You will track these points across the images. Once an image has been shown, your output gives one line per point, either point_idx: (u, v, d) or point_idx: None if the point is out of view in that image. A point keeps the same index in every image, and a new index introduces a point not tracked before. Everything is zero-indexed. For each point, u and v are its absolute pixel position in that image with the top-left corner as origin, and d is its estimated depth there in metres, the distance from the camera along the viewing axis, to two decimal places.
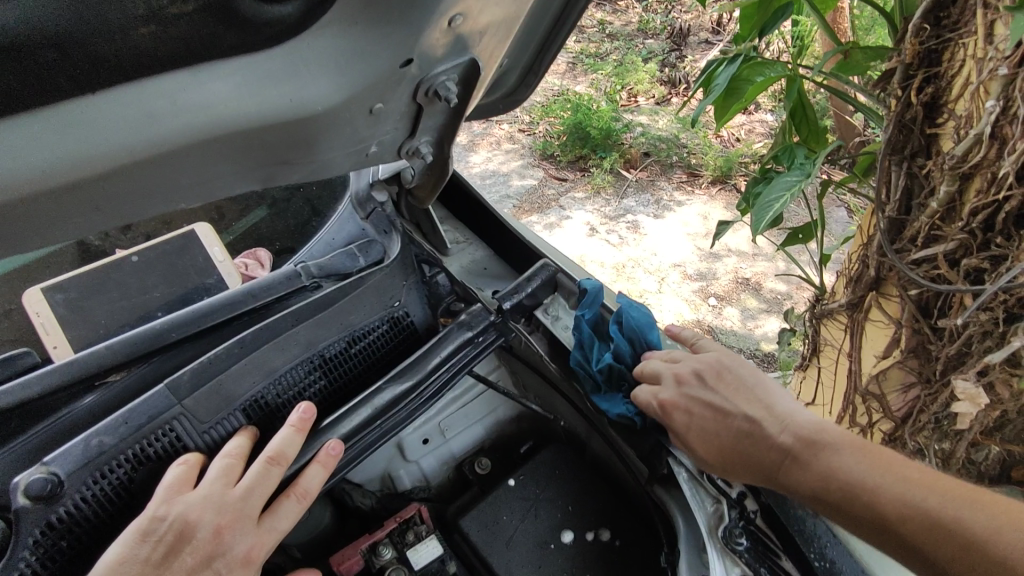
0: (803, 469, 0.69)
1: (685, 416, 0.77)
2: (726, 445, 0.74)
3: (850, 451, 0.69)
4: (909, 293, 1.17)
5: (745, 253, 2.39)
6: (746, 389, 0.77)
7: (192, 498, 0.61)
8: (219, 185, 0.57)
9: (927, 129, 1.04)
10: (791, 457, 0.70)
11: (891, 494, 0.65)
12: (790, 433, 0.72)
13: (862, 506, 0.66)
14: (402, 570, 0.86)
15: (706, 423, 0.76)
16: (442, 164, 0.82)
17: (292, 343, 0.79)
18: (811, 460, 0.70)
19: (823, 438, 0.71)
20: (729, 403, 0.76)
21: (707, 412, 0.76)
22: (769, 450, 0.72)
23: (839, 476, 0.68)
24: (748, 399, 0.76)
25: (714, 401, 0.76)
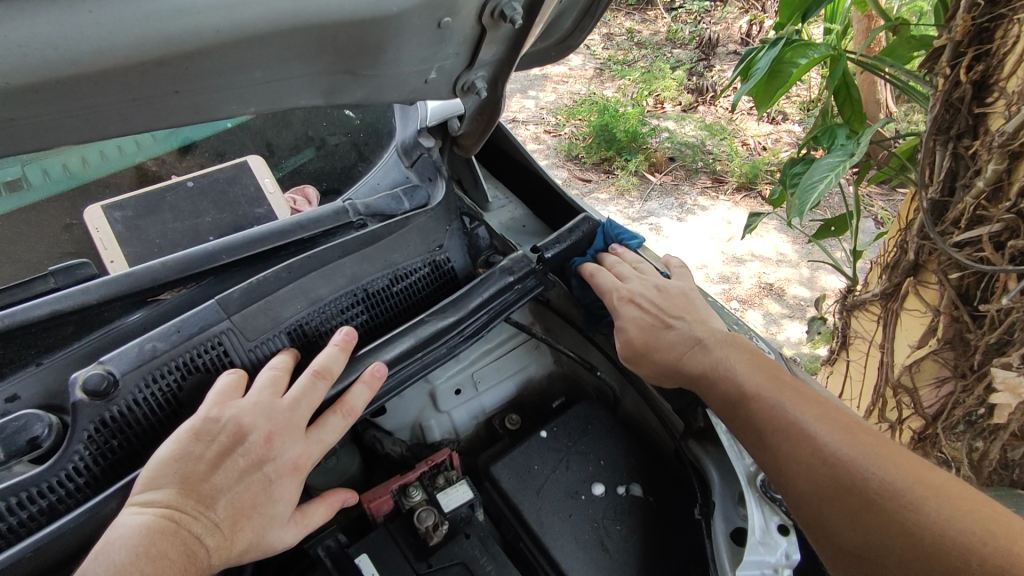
0: (704, 356, 0.78)
1: (627, 304, 0.86)
2: (651, 338, 0.82)
3: (772, 376, 0.73)
4: (950, 279, 1.13)
5: (769, 258, 2.36)
6: (692, 307, 0.85)
7: (243, 404, 0.63)
8: (287, 89, 0.59)
9: (975, 108, 1.01)
10: (698, 346, 0.79)
11: (785, 412, 0.69)
12: (705, 333, 0.80)
13: (764, 416, 0.70)
14: (432, 510, 0.83)
15: (644, 314, 0.84)
16: (493, 108, 0.83)
17: (338, 274, 0.80)
18: (718, 359, 0.77)
19: (733, 343, 0.78)
20: (671, 307, 0.84)
21: (647, 305, 0.85)
22: (684, 341, 0.80)
23: (720, 365, 0.76)
24: (689, 310, 0.85)
25: (656, 302, 0.85)
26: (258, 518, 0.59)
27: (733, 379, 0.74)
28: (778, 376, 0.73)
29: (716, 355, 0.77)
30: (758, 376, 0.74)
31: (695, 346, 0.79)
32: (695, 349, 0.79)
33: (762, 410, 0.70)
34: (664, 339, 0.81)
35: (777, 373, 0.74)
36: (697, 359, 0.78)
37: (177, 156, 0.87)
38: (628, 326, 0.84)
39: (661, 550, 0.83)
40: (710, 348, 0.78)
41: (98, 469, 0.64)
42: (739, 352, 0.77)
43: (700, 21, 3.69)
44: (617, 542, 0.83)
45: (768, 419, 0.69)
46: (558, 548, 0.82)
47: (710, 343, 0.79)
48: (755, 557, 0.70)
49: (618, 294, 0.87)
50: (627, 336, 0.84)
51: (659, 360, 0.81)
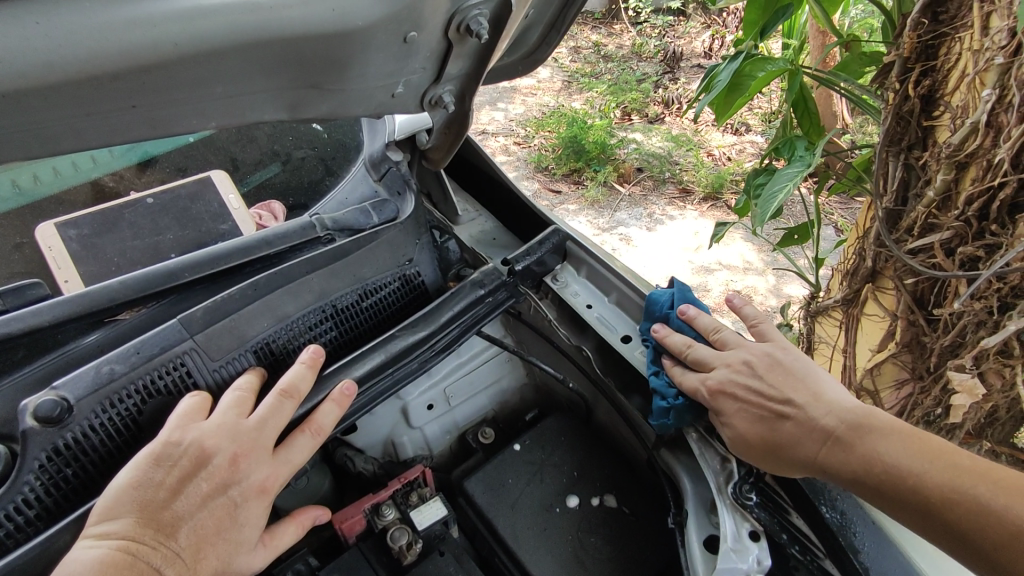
0: (840, 450, 0.66)
1: (723, 396, 0.74)
2: (776, 434, 0.70)
3: (935, 463, 0.62)
4: (905, 284, 1.16)
5: (736, 266, 2.40)
6: (791, 376, 0.72)
7: (207, 426, 0.61)
8: (250, 105, 0.59)
9: (924, 121, 1.06)
10: (830, 439, 0.67)
11: (908, 467, 0.63)
12: (831, 413, 0.68)
13: (950, 510, 0.60)
14: (406, 529, 0.82)
15: (749, 407, 0.72)
16: (460, 122, 0.82)
17: (305, 291, 0.78)
18: (869, 452, 0.65)
19: (876, 427, 0.66)
20: (774, 387, 0.72)
21: (747, 395, 0.73)
22: (808, 433, 0.68)
23: (823, 427, 0.67)
24: (796, 389, 0.71)
25: (755, 385, 0.73)
26: (222, 545, 0.57)
27: (900, 479, 0.63)
28: (931, 454, 0.63)
29: (863, 448, 0.65)
30: (917, 463, 0.63)
31: (832, 439, 0.67)
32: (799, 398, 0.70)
33: (889, 470, 0.63)
34: (801, 437, 0.68)
35: (929, 445, 0.64)
36: (842, 459, 0.66)
37: (137, 171, 0.85)
38: (735, 421, 0.72)
39: (637, 561, 0.82)
40: (850, 442, 0.66)
41: (51, 500, 0.62)
42: (892, 437, 0.65)
43: (664, 35, 3.77)
44: (592, 555, 0.82)
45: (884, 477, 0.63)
46: (533, 563, 0.81)
47: (843, 433, 0.66)
48: (727, 565, 0.69)
49: (708, 387, 0.76)
50: (734, 429, 0.72)
51: (794, 464, 0.69)
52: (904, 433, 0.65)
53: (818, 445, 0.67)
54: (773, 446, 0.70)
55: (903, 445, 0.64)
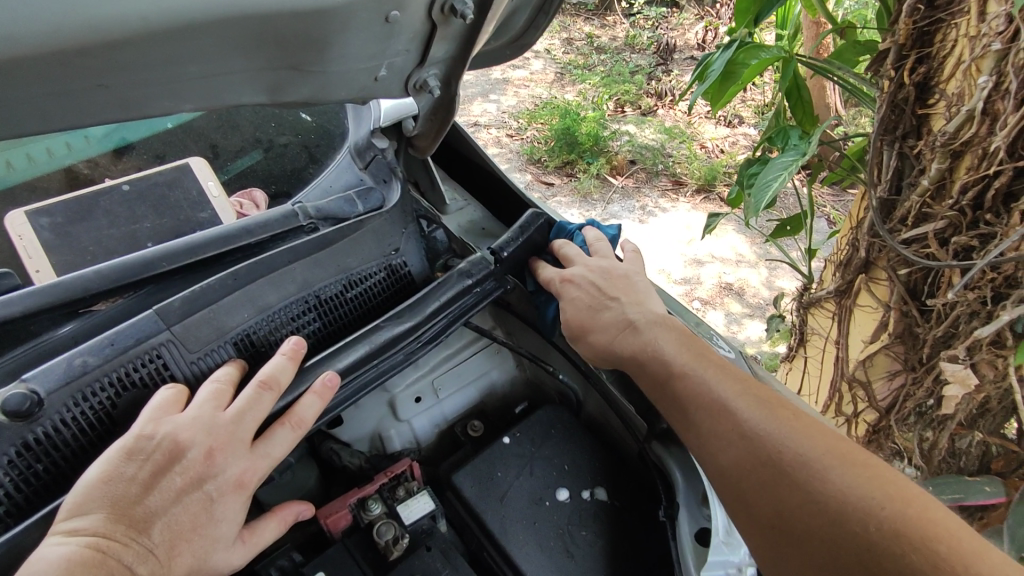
0: (634, 337, 0.78)
1: (568, 285, 0.85)
2: (589, 318, 0.82)
3: (697, 356, 0.74)
4: (898, 275, 1.14)
5: (729, 258, 2.39)
6: (631, 288, 0.84)
7: (182, 419, 0.59)
8: (227, 86, 0.56)
9: (919, 109, 1.03)
10: (631, 328, 0.79)
11: (710, 386, 0.70)
12: (643, 315, 0.80)
13: (690, 388, 0.71)
14: (392, 524, 0.80)
15: (583, 294, 0.83)
16: (447, 107, 0.80)
17: (287, 281, 0.76)
18: (648, 339, 0.77)
19: (702, 362, 0.73)
20: (612, 287, 0.83)
21: (588, 287, 0.84)
22: (617, 324, 0.80)
23: (651, 348, 0.76)
24: (630, 292, 0.83)
25: (599, 282, 0.84)
26: (198, 541, 0.56)
27: (664, 361, 0.74)
28: (695, 352, 0.75)
29: (646, 336, 0.77)
30: (682, 353, 0.74)
31: (628, 327, 0.79)
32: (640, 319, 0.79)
33: (692, 384, 0.71)
34: (602, 321, 0.81)
35: (699, 350, 0.75)
36: (630, 342, 0.78)
37: (113, 158, 0.82)
38: (567, 308, 0.84)
39: (628, 554, 0.81)
40: (640, 329, 0.78)
41: (21, 496, 0.60)
42: (673, 334, 0.77)
43: (658, 26, 3.75)
44: (583, 547, 0.81)
45: (692, 395, 0.70)
46: (522, 558, 0.80)
47: (641, 325, 0.78)
48: (719, 558, 0.70)
49: (561, 276, 0.87)
50: (562, 313, 0.84)
51: (593, 344, 0.81)
52: (725, 366, 0.73)
53: (616, 330, 0.79)
54: (584, 327, 0.82)
55: (717, 376, 0.71)
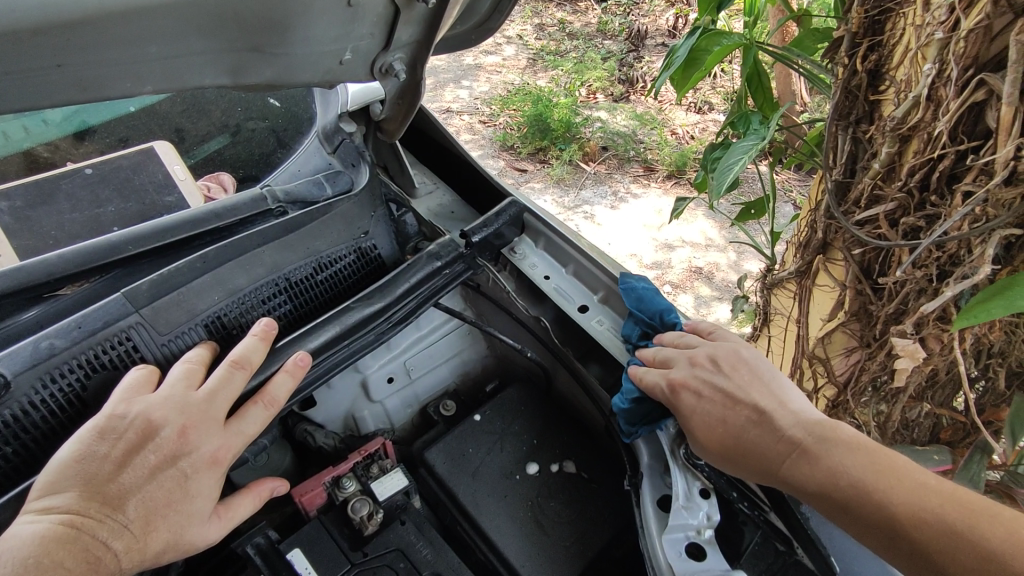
0: (811, 464, 0.63)
1: (683, 393, 0.72)
2: (743, 439, 0.67)
3: (903, 481, 0.59)
4: (853, 254, 1.14)
5: (698, 243, 2.44)
6: (758, 380, 0.71)
7: (153, 398, 0.60)
8: (189, 69, 0.57)
9: (871, 95, 1.01)
10: (798, 450, 0.64)
11: (949, 526, 0.56)
12: (800, 427, 0.65)
13: (920, 531, 0.56)
14: (366, 500, 0.82)
15: (710, 406, 0.70)
16: (413, 91, 0.82)
17: (257, 264, 0.77)
18: (831, 464, 0.62)
19: (912, 487, 0.59)
20: (738, 387, 0.70)
21: (709, 391, 0.71)
22: (779, 444, 0.65)
23: (839, 475, 0.61)
24: (760, 390, 0.70)
25: (719, 384, 0.71)
26: (173, 517, 0.57)
27: (867, 496, 0.60)
28: (893, 476, 0.60)
29: (829, 460, 0.62)
30: (883, 482, 0.60)
31: (798, 450, 0.64)
32: (803, 434, 0.65)
33: (920, 527, 0.57)
34: (768, 444, 0.66)
35: (898, 472, 0.60)
36: (806, 471, 0.63)
37: (73, 142, 0.81)
38: (694, 425, 0.70)
39: (595, 523, 0.84)
40: (817, 454, 0.63)
41: None
42: (860, 452, 0.62)
43: (630, 12, 3.76)
44: (551, 518, 0.84)
45: (929, 544, 0.56)
46: (492, 529, 0.83)
47: (809, 445, 0.64)
48: (679, 521, 0.73)
49: (669, 382, 0.74)
50: (696, 437, 0.70)
51: (761, 472, 0.67)
52: (940, 486, 0.59)
53: (783, 455, 0.65)
54: (740, 452, 0.67)
55: (944, 506, 0.57)
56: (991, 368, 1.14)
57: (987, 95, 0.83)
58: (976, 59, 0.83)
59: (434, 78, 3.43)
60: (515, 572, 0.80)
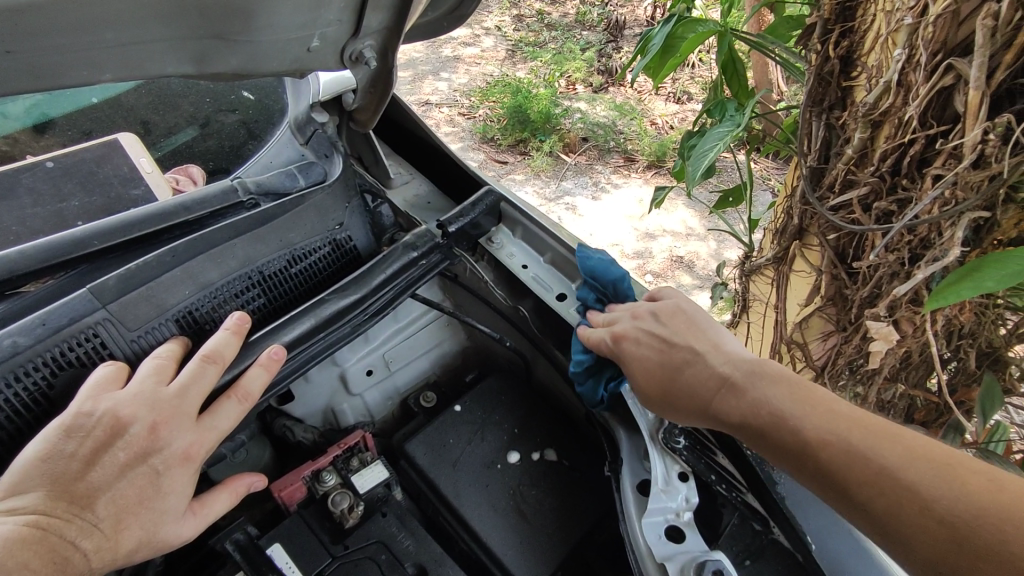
0: (737, 398, 0.65)
1: (624, 343, 0.76)
2: (676, 378, 0.70)
3: (819, 410, 0.61)
4: (828, 239, 1.15)
5: (679, 232, 2.46)
6: (698, 328, 0.73)
7: (122, 395, 0.59)
8: (148, 56, 0.56)
9: (844, 82, 1.02)
10: (728, 386, 0.66)
11: (864, 453, 0.56)
12: (731, 364, 0.67)
13: (827, 453, 0.58)
14: (346, 493, 0.81)
15: (647, 350, 0.73)
16: (385, 79, 0.81)
17: (228, 257, 0.75)
18: (757, 397, 0.64)
19: (835, 416, 0.60)
20: (676, 334, 0.73)
21: (648, 339, 0.74)
22: (709, 380, 0.67)
23: (765, 405, 0.63)
24: (697, 336, 0.72)
25: (658, 332, 0.74)
26: (145, 514, 0.56)
27: (783, 423, 0.61)
28: (813, 405, 0.61)
29: (752, 393, 0.64)
30: (801, 410, 0.61)
31: (727, 386, 0.66)
32: (734, 372, 0.67)
33: (836, 453, 0.57)
34: (700, 381, 0.68)
35: (820, 402, 0.62)
36: (733, 403, 0.65)
37: (33, 135, 0.79)
38: (635, 370, 0.73)
39: (577, 510, 0.85)
40: (744, 387, 0.65)
41: None
42: (782, 384, 0.64)
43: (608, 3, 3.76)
44: (533, 506, 0.84)
45: (844, 468, 0.57)
46: (474, 518, 0.83)
47: (737, 380, 0.66)
48: (658, 505, 0.73)
49: (611, 335, 0.78)
50: (635, 380, 0.73)
51: (695, 408, 0.68)
52: (860, 416, 0.59)
53: (713, 391, 0.67)
54: (674, 389, 0.70)
55: (866, 435, 0.58)
56: (963, 349, 1.16)
57: (954, 80, 0.84)
58: (944, 45, 0.84)
59: (413, 71, 3.40)
60: (497, 560, 0.80)
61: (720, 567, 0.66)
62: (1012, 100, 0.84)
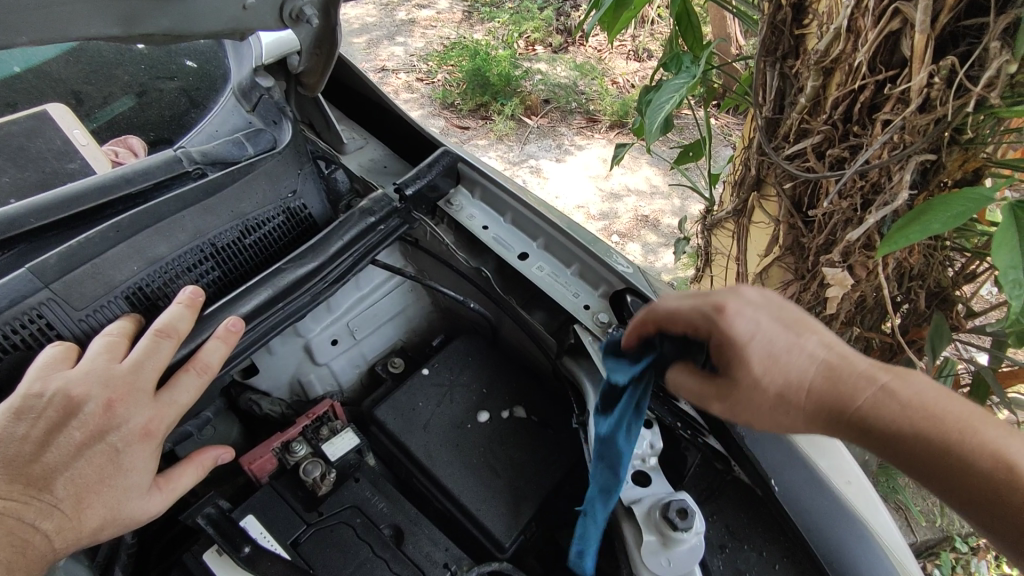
0: (897, 401, 0.49)
1: (727, 311, 0.53)
2: (814, 370, 0.51)
3: (983, 435, 0.47)
4: (785, 189, 1.17)
5: (643, 191, 2.47)
6: (809, 313, 0.56)
7: (73, 374, 0.57)
8: (69, 14, 0.53)
9: (796, 30, 1.01)
10: (880, 384, 0.50)
11: None
12: (875, 361, 0.52)
13: None
14: (318, 462, 0.81)
15: (762, 315, 0.53)
16: (330, 38, 0.78)
17: (178, 230, 0.73)
18: (928, 401, 0.49)
19: (1022, 434, 0.48)
20: (796, 318, 0.54)
21: (779, 333, 0.52)
22: (856, 378, 0.50)
23: (941, 413, 0.48)
24: (815, 322, 0.55)
25: (780, 319, 0.53)
26: (108, 492, 0.55)
27: (974, 439, 0.47)
28: (999, 422, 0.49)
29: (919, 398, 0.49)
30: (993, 428, 0.48)
31: (879, 384, 0.50)
32: (876, 368, 0.51)
33: None
34: (823, 381, 0.51)
35: (1002, 423, 0.49)
36: (891, 409, 0.49)
37: None
38: (745, 343, 0.52)
39: (546, 462, 0.86)
40: (903, 387, 0.50)
41: None
42: (952, 394, 0.50)
43: None
44: (505, 462, 0.86)
45: None
46: (448, 478, 0.84)
47: (889, 376, 0.50)
48: None
49: (712, 306, 0.55)
50: (748, 372, 0.52)
51: (830, 420, 0.51)
52: None
53: (861, 388, 0.50)
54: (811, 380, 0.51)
55: None
56: (914, 290, 1.20)
57: (902, 23, 0.85)
58: None
59: (367, 36, 3.29)
60: (471, 516, 0.81)
61: (685, 506, 0.67)
62: (956, 42, 0.85)
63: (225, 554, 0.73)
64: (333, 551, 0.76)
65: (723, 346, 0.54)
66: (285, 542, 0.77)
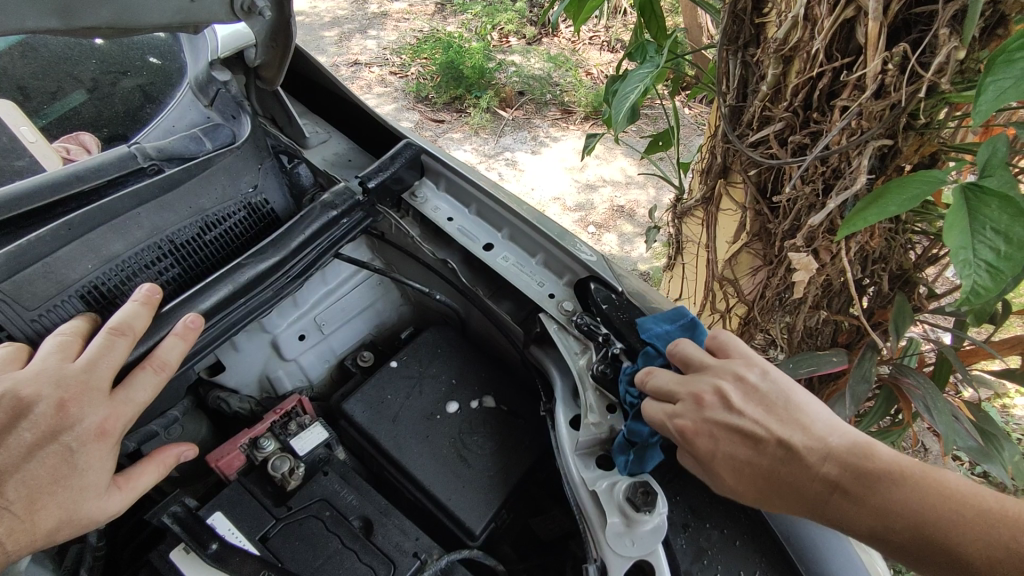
0: (855, 505, 0.60)
1: (695, 436, 0.65)
2: (771, 477, 0.62)
3: (964, 513, 0.57)
4: (750, 175, 1.19)
5: (619, 181, 2.48)
6: (779, 408, 0.64)
7: (24, 374, 0.57)
8: (5, 8, 0.52)
9: (756, 18, 1.02)
10: (839, 489, 0.60)
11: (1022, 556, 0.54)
12: (835, 463, 0.61)
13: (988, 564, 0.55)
14: (287, 457, 0.81)
15: (729, 444, 0.63)
16: (284, 31, 0.78)
17: (134, 227, 0.72)
18: (882, 503, 0.59)
19: (970, 506, 0.57)
20: (758, 423, 0.63)
21: (730, 432, 0.64)
22: (816, 487, 0.61)
23: (898, 511, 0.58)
24: (780, 419, 0.63)
25: (736, 422, 0.64)
26: (63, 492, 0.55)
27: (926, 536, 0.57)
28: (948, 498, 0.58)
29: (876, 500, 0.59)
30: (941, 511, 0.57)
31: (839, 490, 0.60)
32: (836, 471, 0.60)
33: (991, 554, 0.55)
34: (808, 485, 0.61)
35: (954, 497, 0.58)
36: (851, 512, 0.60)
37: None
38: (717, 467, 0.64)
39: (516, 450, 0.87)
40: (862, 494, 0.59)
41: None
42: (908, 482, 0.59)
43: None
44: (475, 452, 0.86)
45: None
46: (419, 469, 0.84)
47: (849, 484, 0.60)
48: (589, 437, 0.76)
49: (677, 427, 0.66)
50: (723, 481, 0.65)
51: (801, 510, 0.62)
52: (995, 512, 0.57)
53: (825, 496, 0.61)
54: (781, 495, 0.63)
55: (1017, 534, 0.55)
56: (877, 273, 1.23)
57: (856, 11, 0.86)
58: None
59: (338, 30, 3.25)
60: (441, 505, 0.82)
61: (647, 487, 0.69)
62: (909, 29, 0.87)
63: (192, 551, 0.72)
64: (303, 545, 0.77)
65: (705, 470, 0.66)
66: (253, 538, 0.77)
